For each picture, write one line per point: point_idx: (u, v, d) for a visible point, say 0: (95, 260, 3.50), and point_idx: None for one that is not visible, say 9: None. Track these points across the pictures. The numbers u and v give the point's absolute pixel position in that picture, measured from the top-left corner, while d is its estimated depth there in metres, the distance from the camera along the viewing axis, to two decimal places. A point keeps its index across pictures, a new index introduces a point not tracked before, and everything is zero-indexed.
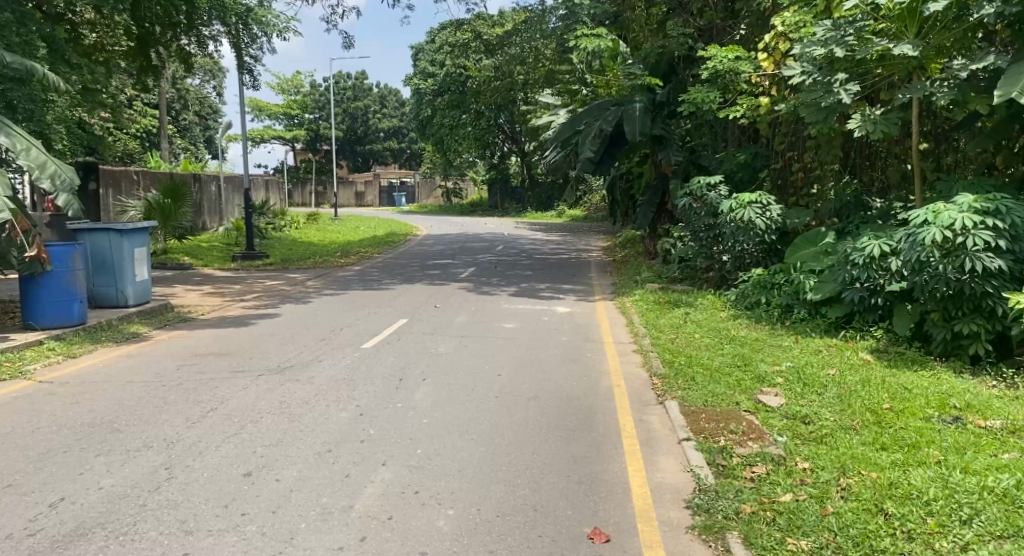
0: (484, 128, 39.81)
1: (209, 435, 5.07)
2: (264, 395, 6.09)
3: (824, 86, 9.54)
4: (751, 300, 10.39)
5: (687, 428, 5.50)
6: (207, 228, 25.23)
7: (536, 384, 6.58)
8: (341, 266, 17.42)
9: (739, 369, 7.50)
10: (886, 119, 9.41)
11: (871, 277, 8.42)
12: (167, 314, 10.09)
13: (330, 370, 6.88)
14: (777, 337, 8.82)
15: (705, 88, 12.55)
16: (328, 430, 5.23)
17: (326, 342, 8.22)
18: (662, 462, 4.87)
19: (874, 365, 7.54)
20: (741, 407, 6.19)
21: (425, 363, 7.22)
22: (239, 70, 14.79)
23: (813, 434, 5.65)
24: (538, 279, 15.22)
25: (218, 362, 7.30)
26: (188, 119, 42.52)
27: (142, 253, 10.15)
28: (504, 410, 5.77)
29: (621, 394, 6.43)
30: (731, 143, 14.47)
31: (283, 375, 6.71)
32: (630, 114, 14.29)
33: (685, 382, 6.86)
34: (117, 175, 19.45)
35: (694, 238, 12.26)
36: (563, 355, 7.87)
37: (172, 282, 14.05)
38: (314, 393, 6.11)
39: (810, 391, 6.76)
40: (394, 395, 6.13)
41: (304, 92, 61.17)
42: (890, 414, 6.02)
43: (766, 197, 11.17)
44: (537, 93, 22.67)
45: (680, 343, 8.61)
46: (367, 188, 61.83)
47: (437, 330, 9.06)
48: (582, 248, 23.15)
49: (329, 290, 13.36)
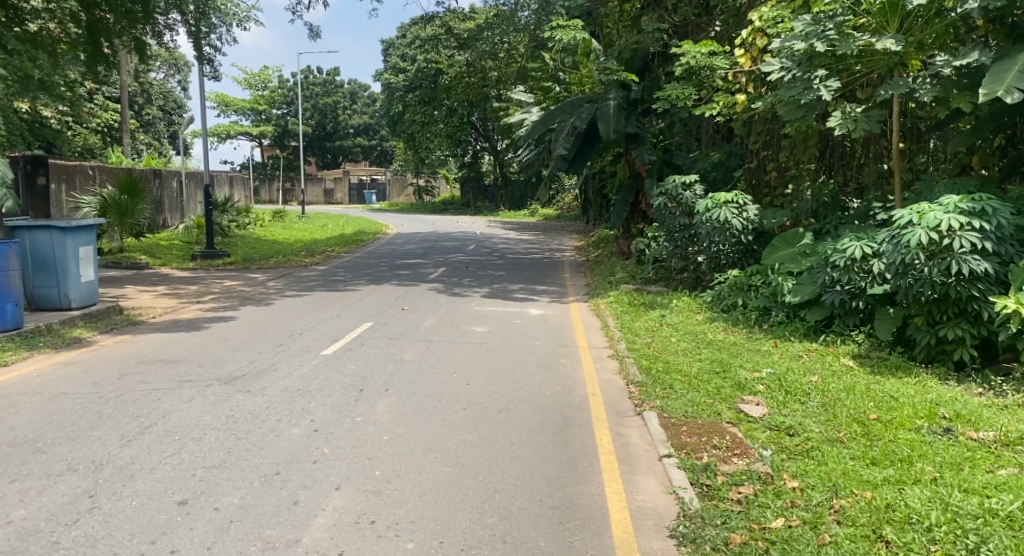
0: (456, 125, 39.27)
1: (143, 455, 4.56)
2: (211, 408, 5.57)
3: (803, 82, 9.31)
4: (727, 302, 10.10)
5: (669, 443, 5.14)
6: (167, 225, 24.41)
7: (506, 394, 6.18)
8: (306, 266, 16.82)
9: (718, 375, 7.17)
10: (866, 116, 9.18)
11: (852, 280, 8.18)
12: (116, 317, 9.47)
13: (285, 380, 6.39)
14: (755, 341, 8.52)
15: (680, 85, 12.27)
16: (278, 450, 4.75)
17: (283, 348, 7.72)
18: (643, 482, 4.50)
19: (857, 371, 7.28)
20: (722, 418, 5.86)
21: (388, 372, 6.77)
22: (199, 61, 14.09)
23: (799, 449, 5.35)
24: (510, 280, 14.82)
25: (164, 370, 6.76)
26: (152, 114, 41.04)
27: (88, 253, 9.54)
28: (472, 424, 5.36)
29: (597, 405, 6.06)
30: (706, 143, 14.15)
31: (233, 385, 6.21)
32: (604, 112, 13.96)
33: (664, 391, 6.52)
34: (71, 170, 18.60)
35: (669, 239, 11.95)
36: (535, 362, 7.48)
37: (127, 282, 13.36)
38: (265, 407, 5.62)
39: (793, 400, 6.45)
40: (352, 408, 5.67)
41: (272, 87, 59.94)
42: (878, 426, 5.74)
43: (742, 196, 10.88)
44: (509, 88, 22.29)
45: (657, 347, 8.27)
46: (336, 186, 60.89)
47: (402, 335, 8.60)
48: (555, 248, 22.84)
49: (292, 291, 12.82)
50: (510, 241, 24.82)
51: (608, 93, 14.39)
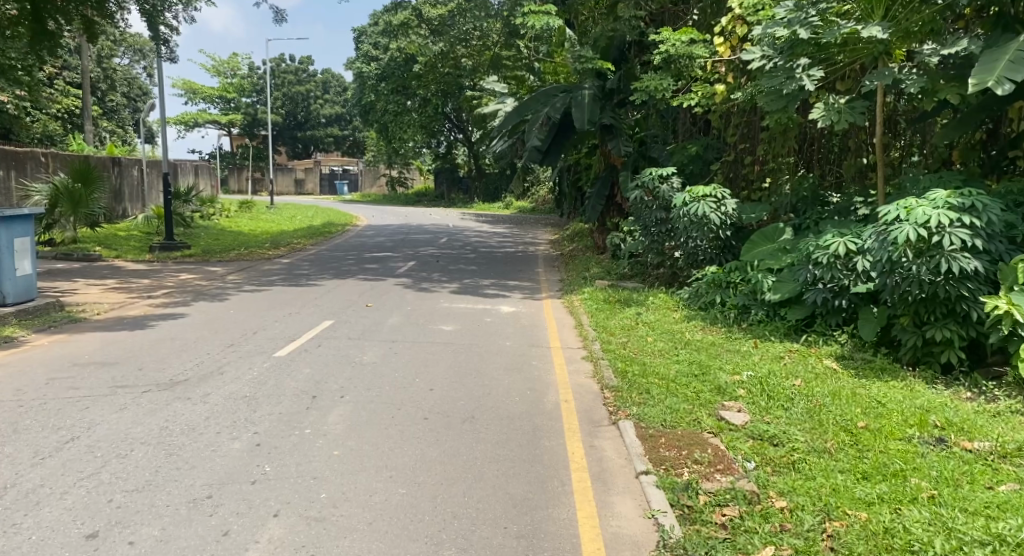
0: (430, 115, 38.59)
1: (56, 477, 3.99)
2: (143, 418, 5.01)
3: (785, 72, 8.94)
4: (705, 299, 9.73)
5: (646, 457, 4.74)
6: (127, 215, 23.59)
7: (471, 401, 5.72)
8: (270, 259, 16.17)
9: (696, 378, 6.79)
10: (850, 107, 8.80)
11: (835, 278, 7.86)
12: (55, 314, 8.81)
13: (230, 386, 5.84)
14: (734, 341, 8.17)
15: (657, 74, 11.88)
16: (213, 468, 4.22)
17: (233, 349, 7.15)
18: (618, 504, 4.09)
19: (841, 374, 6.96)
20: (702, 427, 5.46)
21: (346, 376, 6.27)
22: (153, 42, 13.35)
23: (784, 461, 4.98)
24: (481, 274, 14.34)
25: (98, 374, 6.17)
26: (116, 101, 39.58)
27: (25, 245, 8.76)
28: (432, 437, 4.89)
29: (569, 414, 5.63)
30: (682, 135, 13.93)
31: (172, 393, 5.64)
32: (579, 101, 13.55)
33: (640, 397, 6.10)
34: (21, 156, 17.81)
35: (644, 234, 11.54)
36: (504, 364, 7.03)
37: (75, 276, 12.64)
38: (204, 417, 5.07)
39: (776, 407, 6.09)
40: (302, 418, 5.17)
41: (241, 75, 58.52)
42: (866, 435, 5.41)
43: (721, 190, 10.50)
44: (483, 77, 21.76)
45: (633, 348, 7.86)
46: (307, 176, 59.89)
47: (364, 334, 8.07)
48: (529, 241, 22.44)
49: (251, 286, 12.20)
50: (483, 234, 24.35)
51: (583, 83, 13.99)
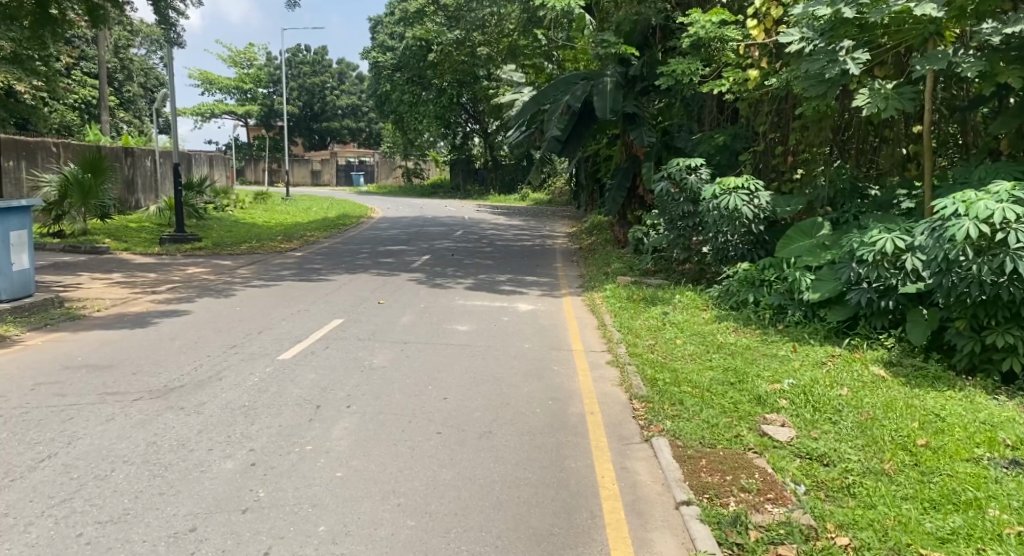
0: (446, 106, 38.00)
1: (23, 504, 3.54)
2: (129, 431, 4.54)
3: (827, 55, 8.33)
4: (737, 299, 9.14)
5: (686, 482, 4.23)
6: (140, 206, 23.36)
7: (489, 413, 5.23)
8: (283, 252, 15.77)
9: (732, 387, 6.25)
10: (898, 93, 8.15)
11: (881, 277, 7.28)
12: (53, 312, 8.40)
13: (228, 394, 5.36)
14: (770, 344, 7.62)
15: (686, 59, 11.29)
16: (200, 493, 3.74)
17: (236, 351, 6.70)
18: (657, 542, 3.59)
19: (891, 382, 6.39)
20: (745, 446, 4.94)
21: (354, 383, 5.79)
22: (160, 26, 12.98)
23: (838, 485, 4.45)
24: (499, 269, 13.82)
25: (88, 378, 5.72)
26: (132, 91, 39.28)
27: (22, 238, 8.35)
28: (446, 456, 4.43)
29: (595, 428, 5.12)
30: (708, 124, 13.29)
31: (165, 401, 5.18)
32: (600, 89, 12.99)
33: (673, 409, 5.58)
34: (30, 146, 17.53)
35: (671, 228, 10.95)
36: (524, 370, 6.52)
37: (81, 270, 12.27)
38: (197, 430, 4.60)
39: (823, 420, 5.56)
40: (304, 432, 4.70)
41: (258, 66, 58.25)
42: (928, 454, 4.86)
43: (754, 182, 9.86)
44: (500, 65, 21.16)
45: (661, 352, 7.34)
46: (323, 166, 59.73)
47: (374, 335, 7.58)
48: (547, 233, 21.94)
49: (260, 280, 11.79)
50: (499, 226, 23.85)
51: (605, 70, 13.42)
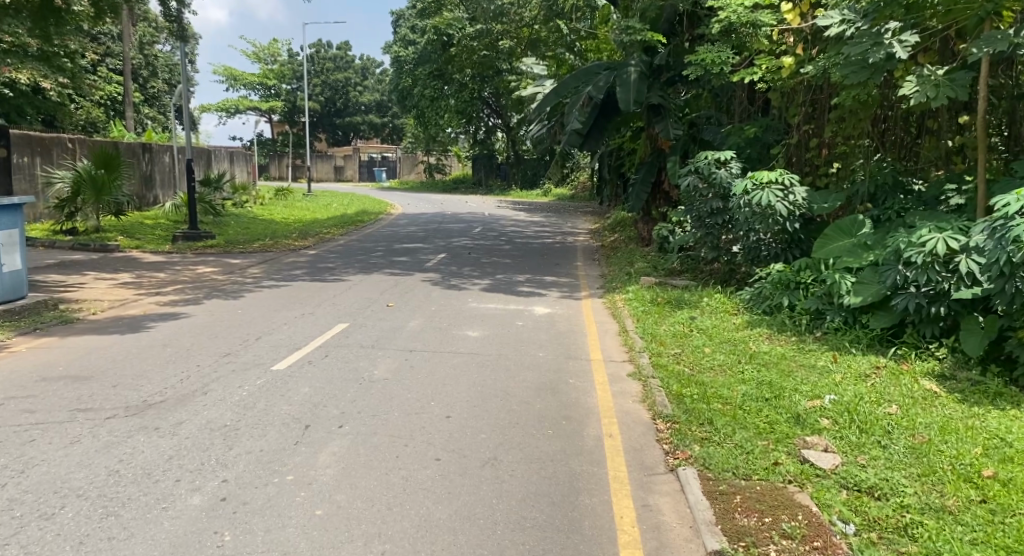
0: (467, 101, 37.59)
1: None
2: (93, 458, 4.09)
3: (872, 37, 7.59)
4: (770, 303, 8.50)
5: (718, 526, 3.65)
6: (158, 201, 23.18)
7: (495, 435, 4.70)
8: (296, 250, 15.41)
9: (767, 404, 5.65)
10: (951, 79, 7.38)
11: (931, 281, 6.62)
12: (46, 315, 8.02)
13: (210, 411, 4.90)
14: (808, 354, 6.98)
15: (715, 45, 10.67)
16: (156, 537, 3.26)
17: (228, 360, 6.26)
18: None
19: (945, 399, 5.73)
20: (784, 477, 4.35)
21: (350, 399, 5.29)
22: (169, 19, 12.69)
23: (894, 524, 3.83)
24: (516, 269, 13.29)
25: (64, 392, 5.29)
26: (157, 87, 39.21)
27: (13, 237, 7.98)
28: (442, 489, 3.91)
29: (614, 455, 4.56)
30: (739, 116, 12.61)
31: (141, 420, 4.74)
32: (624, 79, 12.35)
33: (702, 432, 5.01)
34: (44, 141, 17.32)
35: (697, 225, 10.30)
36: (538, 384, 5.97)
37: (87, 268, 11.96)
38: (167, 457, 4.14)
39: (871, 444, 4.93)
40: (287, 458, 4.22)
41: (281, 62, 58.32)
42: (998, 488, 4.19)
43: (788, 176, 9.21)
44: (520, 57, 20.65)
45: (688, 362, 6.75)
46: (346, 162, 59.73)
47: (379, 342, 7.09)
48: (568, 230, 21.37)
49: (269, 280, 11.40)
50: (520, 223, 23.36)
51: (629, 59, 12.77)
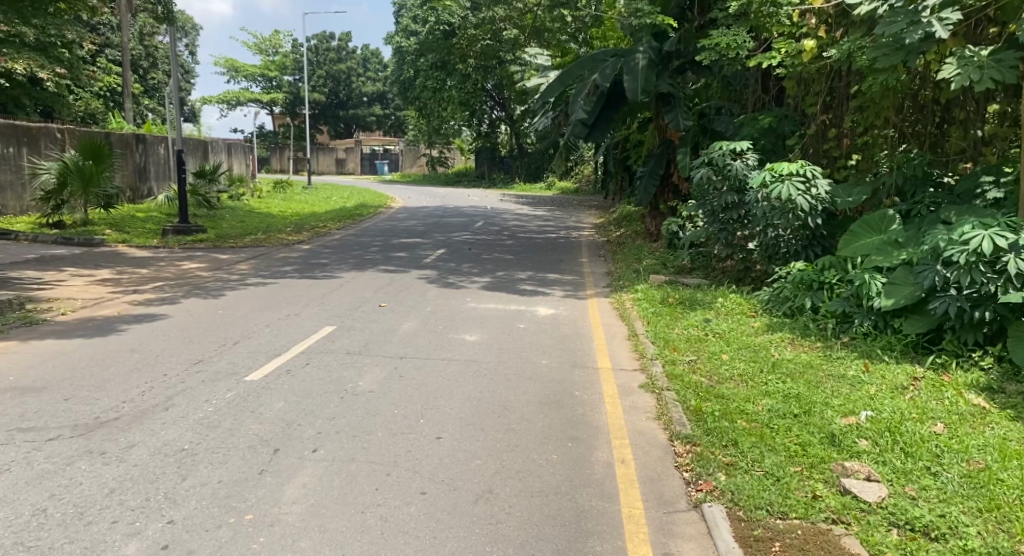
0: (471, 92, 36.22)
1: None
2: (19, 492, 3.51)
3: (907, 15, 6.93)
4: (792, 305, 7.87)
5: None
6: (152, 193, 22.62)
7: (490, 462, 4.10)
8: (290, 245, 14.84)
9: (796, 421, 5.03)
10: (996, 61, 6.72)
11: (974, 283, 5.99)
12: (9, 316, 7.42)
13: (167, 432, 4.31)
14: (837, 362, 6.36)
15: (730, 28, 10.01)
16: None
17: (199, 369, 5.67)
18: None
19: (996, 417, 5.10)
20: (825, 514, 3.73)
21: (329, 417, 4.69)
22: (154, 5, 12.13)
23: None
24: (518, 265, 12.71)
25: (4, 408, 4.69)
26: (157, 78, 38.59)
27: None
28: (426, 532, 3.31)
29: (627, 487, 3.96)
30: (751, 105, 11.95)
31: (85, 442, 4.14)
32: (631, 66, 11.66)
33: (727, 457, 4.41)
34: (30, 131, 16.70)
35: (710, 220, 9.65)
36: (540, 398, 5.36)
37: (67, 264, 11.39)
38: (107, 490, 3.55)
39: (919, 471, 4.30)
40: (249, 491, 3.63)
41: (283, 53, 57.65)
42: None
43: (810, 168, 8.59)
44: (522, 45, 20.07)
45: (704, 372, 6.13)
46: (348, 154, 59.21)
47: (367, 348, 6.48)
48: (572, 225, 20.83)
49: (258, 277, 10.82)
50: (523, 217, 22.82)
51: (637, 45, 12.04)
